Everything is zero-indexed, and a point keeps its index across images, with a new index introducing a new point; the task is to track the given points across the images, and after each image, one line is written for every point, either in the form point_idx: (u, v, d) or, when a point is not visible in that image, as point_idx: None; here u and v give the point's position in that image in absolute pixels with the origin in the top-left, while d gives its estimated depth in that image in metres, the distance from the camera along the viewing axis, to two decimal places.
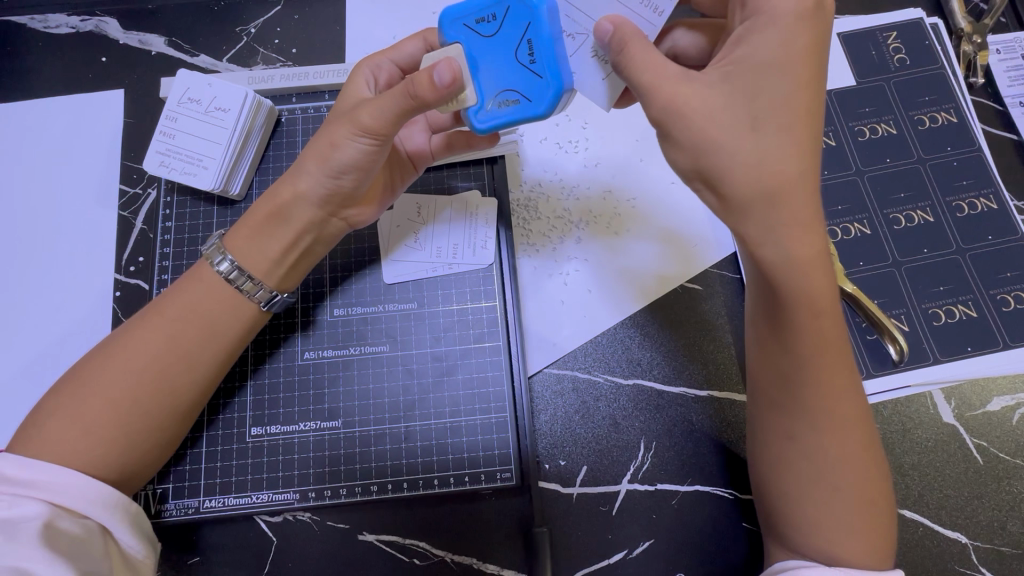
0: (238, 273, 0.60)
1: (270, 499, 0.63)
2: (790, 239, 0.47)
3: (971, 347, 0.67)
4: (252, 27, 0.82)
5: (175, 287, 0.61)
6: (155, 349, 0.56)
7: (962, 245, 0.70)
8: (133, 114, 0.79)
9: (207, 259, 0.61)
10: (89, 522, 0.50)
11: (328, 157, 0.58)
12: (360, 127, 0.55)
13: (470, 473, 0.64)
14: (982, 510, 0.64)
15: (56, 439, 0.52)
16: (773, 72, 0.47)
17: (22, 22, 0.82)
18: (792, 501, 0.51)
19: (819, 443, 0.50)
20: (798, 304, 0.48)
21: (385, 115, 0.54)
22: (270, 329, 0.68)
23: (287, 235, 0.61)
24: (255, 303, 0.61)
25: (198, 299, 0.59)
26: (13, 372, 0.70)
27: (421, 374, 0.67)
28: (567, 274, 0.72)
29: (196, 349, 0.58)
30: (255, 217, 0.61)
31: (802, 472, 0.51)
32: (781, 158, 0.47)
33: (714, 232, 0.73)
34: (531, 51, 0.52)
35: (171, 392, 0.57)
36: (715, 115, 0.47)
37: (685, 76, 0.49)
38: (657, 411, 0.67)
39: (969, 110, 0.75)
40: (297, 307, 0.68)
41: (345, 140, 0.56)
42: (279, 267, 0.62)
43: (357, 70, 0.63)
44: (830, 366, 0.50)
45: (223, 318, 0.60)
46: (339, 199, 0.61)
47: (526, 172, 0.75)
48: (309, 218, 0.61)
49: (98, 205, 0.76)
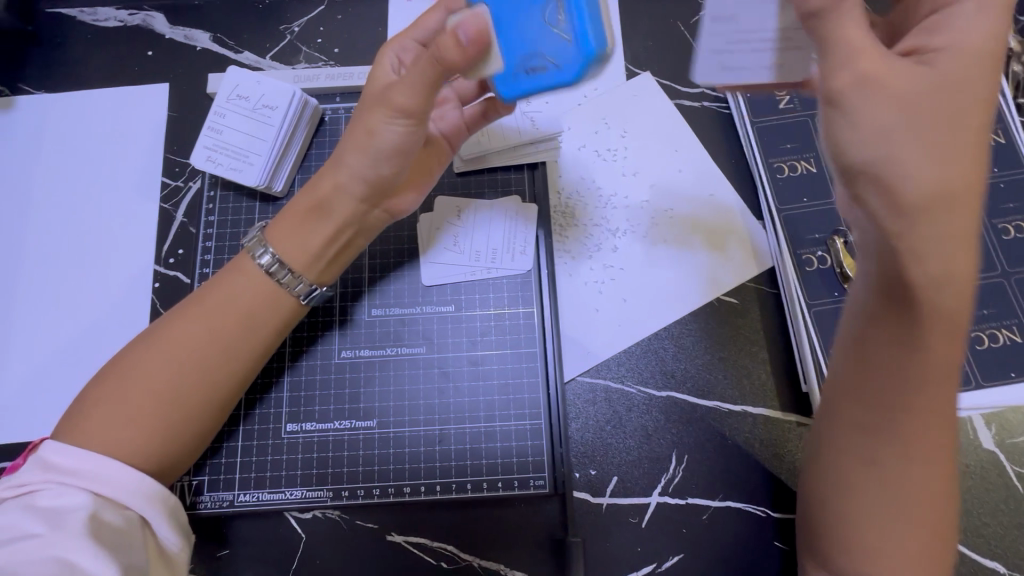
0: (279, 266, 0.61)
1: (303, 495, 0.63)
2: (945, 254, 0.44)
3: (1015, 372, 0.66)
4: (295, 26, 0.82)
5: (215, 281, 0.61)
6: (197, 339, 0.57)
7: (1007, 268, 0.69)
8: (177, 108, 0.80)
9: (248, 252, 0.62)
10: (129, 512, 0.51)
11: (368, 146, 0.59)
12: (396, 109, 0.57)
13: (504, 479, 0.64)
14: (1021, 539, 0.63)
15: (98, 426, 0.53)
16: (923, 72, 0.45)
17: (71, 15, 0.84)
18: (848, 523, 0.50)
19: (889, 463, 0.49)
20: (935, 319, 0.46)
21: (417, 92, 0.55)
22: (308, 325, 0.68)
23: (330, 228, 0.62)
24: (296, 296, 0.62)
25: (241, 292, 0.60)
26: (52, 358, 0.72)
27: (457, 377, 0.67)
28: (602, 283, 0.71)
29: (235, 339, 0.58)
30: (296, 209, 0.62)
31: (875, 491, 0.49)
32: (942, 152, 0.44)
33: (753, 246, 0.72)
34: (562, 12, 0.50)
35: (208, 380, 0.57)
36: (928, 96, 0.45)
37: (886, 54, 0.45)
38: (690, 424, 0.67)
39: (1018, 131, 0.74)
40: (336, 302, 0.69)
41: (381, 125, 0.58)
42: (319, 263, 0.62)
43: (383, 52, 0.63)
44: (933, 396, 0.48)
45: (261, 308, 0.60)
46: (378, 190, 0.62)
47: (565, 179, 0.75)
48: (350, 212, 0.62)
49: (141, 197, 0.77)
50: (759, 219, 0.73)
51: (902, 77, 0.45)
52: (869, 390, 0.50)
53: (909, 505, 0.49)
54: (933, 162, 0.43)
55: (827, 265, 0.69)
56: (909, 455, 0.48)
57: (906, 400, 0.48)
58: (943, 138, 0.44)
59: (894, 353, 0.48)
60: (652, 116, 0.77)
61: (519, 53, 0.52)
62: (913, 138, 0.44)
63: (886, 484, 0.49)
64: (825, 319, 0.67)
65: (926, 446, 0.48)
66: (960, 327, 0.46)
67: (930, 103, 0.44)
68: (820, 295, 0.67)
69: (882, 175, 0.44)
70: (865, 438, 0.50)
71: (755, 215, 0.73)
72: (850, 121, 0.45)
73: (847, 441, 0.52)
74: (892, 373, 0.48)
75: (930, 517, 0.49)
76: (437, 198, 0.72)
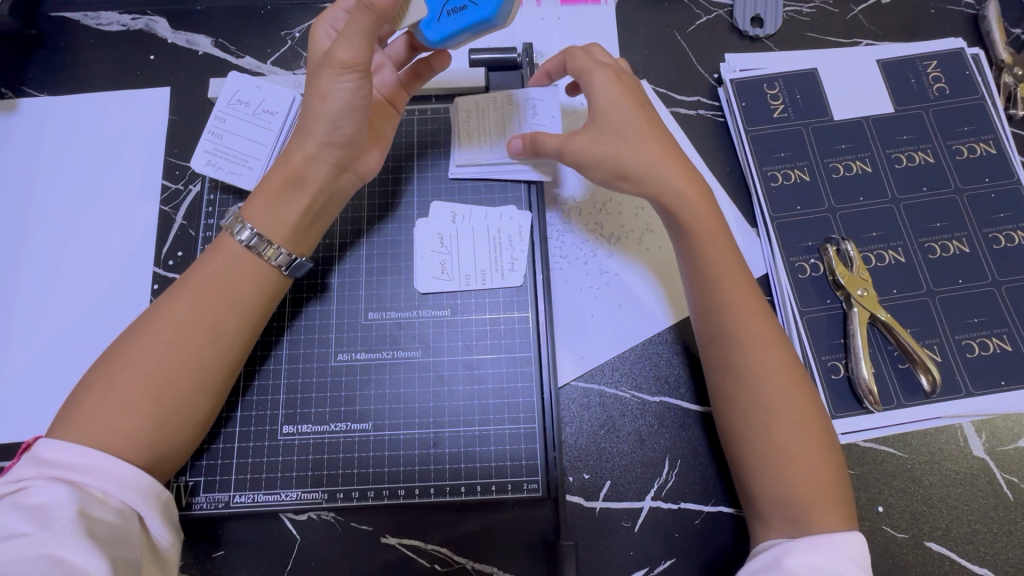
0: (260, 240, 0.61)
1: (297, 498, 0.64)
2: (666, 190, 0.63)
3: (1004, 381, 0.67)
4: (297, 31, 0.83)
5: (200, 261, 0.62)
6: (188, 326, 0.58)
7: (997, 277, 0.70)
8: (179, 112, 0.81)
9: (229, 231, 0.62)
10: (122, 507, 0.51)
11: (323, 110, 0.60)
12: (341, 66, 0.57)
13: (496, 482, 0.64)
14: (1010, 547, 0.64)
15: (92, 421, 0.53)
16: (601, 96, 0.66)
17: (75, 18, 0.85)
18: (755, 454, 0.55)
19: (747, 394, 0.56)
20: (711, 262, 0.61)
21: (355, 42, 0.56)
22: (287, 308, 0.69)
23: (305, 200, 0.63)
24: (276, 267, 0.62)
25: (225, 277, 0.60)
26: (49, 359, 0.72)
27: (452, 381, 0.67)
28: (597, 288, 0.72)
29: (225, 324, 0.59)
30: (272, 183, 0.63)
31: (757, 419, 0.55)
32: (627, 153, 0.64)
33: (747, 252, 0.73)
34: None
35: (200, 369, 0.58)
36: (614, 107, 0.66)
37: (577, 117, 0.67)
38: (683, 429, 0.67)
39: (1009, 141, 0.75)
40: (318, 279, 0.70)
41: (332, 86, 0.58)
42: (297, 231, 0.63)
43: (315, 26, 0.66)
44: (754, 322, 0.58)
45: (248, 292, 0.61)
46: (346, 151, 0.64)
47: (564, 186, 0.76)
48: (324, 176, 0.63)
49: (142, 199, 0.78)
50: (753, 227, 0.74)
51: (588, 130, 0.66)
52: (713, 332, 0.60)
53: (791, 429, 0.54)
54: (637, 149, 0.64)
55: (819, 273, 0.71)
56: (766, 381, 0.56)
57: (735, 335, 0.58)
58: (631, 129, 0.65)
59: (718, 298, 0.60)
60: None
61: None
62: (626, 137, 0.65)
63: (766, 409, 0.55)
64: (817, 326, 0.69)
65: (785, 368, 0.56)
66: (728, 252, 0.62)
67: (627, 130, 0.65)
68: (813, 303, 0.70)
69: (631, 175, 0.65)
70: (733, 375, 0.58)
71: (750, 222, 0.74)
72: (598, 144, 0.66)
73: (718, 381, 0.59)
74: (715, 291, 0.60)
75: (815, 448, 0.54)
76: (432, 205, 0.73)
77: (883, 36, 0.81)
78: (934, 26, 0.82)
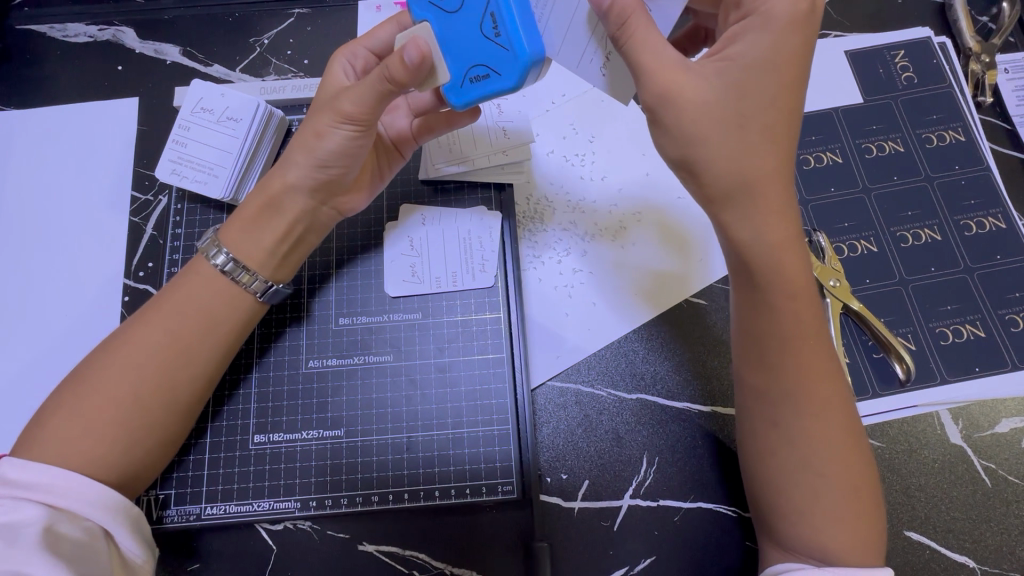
0: (234, 265, 0.61)
1: (271, 507, 0.63)
2: (769, 223, 0.51)
3: (979, 367, 0.67)
4: (265, 38, 0.83)
5: (175, 282, 0.61)
6: (159, 346, 0.57)
7: (969, 264, 0.70)
8: (147, 122, 0.80)
9: (203, 254, 0.62)
10: (89, 524, 0.50)
11: (315, 148, 0.59)
12: (343, 116, 0.57)
13: (471, 485, 0.63)
14: (990, 533, 0.64)
15: (59, 438, 0.52)
16: (690, 88, 0.51)
17: (41, 31, 0.84)
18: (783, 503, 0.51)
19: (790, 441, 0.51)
20: (773, 282, 0.52)
21: (364, 100, 0.56)
22: (275, 320, 0.68)
23: (282, 226, 0.62)
24: (251, 294, 0.62)
25: (198, 295, 0.60)
26: (16, 375, 0.71)
27: (425, 384, 0.67)
28: (571, 287, 0.72)
29: (197, 344, 0.59)
30: (244, 214, 0.62)
31: (786, 459, 0.51)
32: (696, 156, 0.51)
33: (720, 247, 0.73)
34: (496, 24, 0.52)
35: (172, 387, 0.57)
36: (703, 112, 0.51)
37: (681, 64, 0.51)
38: (660, 426, 0.67)
39: (977, 129, 0.75)
40: (300, 310, 0.69)
41: (329, 129, 0.58)
42: (273, 257, 0.63)
43: (333, 59, 0.64)
44: (806, 358, 0.51)
45: (223, 312, 0.60)
46: (327, 189, 0.63)
47: (537, 187, 0.75)
48: (302, 209, 0.62)
49: (111, 211, 0.77)
50: None
51: (690, 88, 0.51)
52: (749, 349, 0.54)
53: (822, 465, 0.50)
54: (745, 151, 0.51)
55: None
56: (815, 430, 0.51)
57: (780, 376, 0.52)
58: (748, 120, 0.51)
59: (762, 321, 0.53)
60: (621, 121, 0.78)
61: (461, 63, 0.54)
62: (722, 126, 0.50)
63: (803, 458, 0.51)
64: None
65: (827, 400, 0.51)
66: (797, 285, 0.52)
67: (741, 108, 0.50)
68: None
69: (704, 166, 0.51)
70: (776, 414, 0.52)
71: None
72: (673, 121, 0.51)
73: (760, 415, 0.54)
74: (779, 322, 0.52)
75: (853, 496, 0.50)
76: (400, 207, 0.73)
77: (852, 27, 0.81)
78: (902, 14, 0.81)
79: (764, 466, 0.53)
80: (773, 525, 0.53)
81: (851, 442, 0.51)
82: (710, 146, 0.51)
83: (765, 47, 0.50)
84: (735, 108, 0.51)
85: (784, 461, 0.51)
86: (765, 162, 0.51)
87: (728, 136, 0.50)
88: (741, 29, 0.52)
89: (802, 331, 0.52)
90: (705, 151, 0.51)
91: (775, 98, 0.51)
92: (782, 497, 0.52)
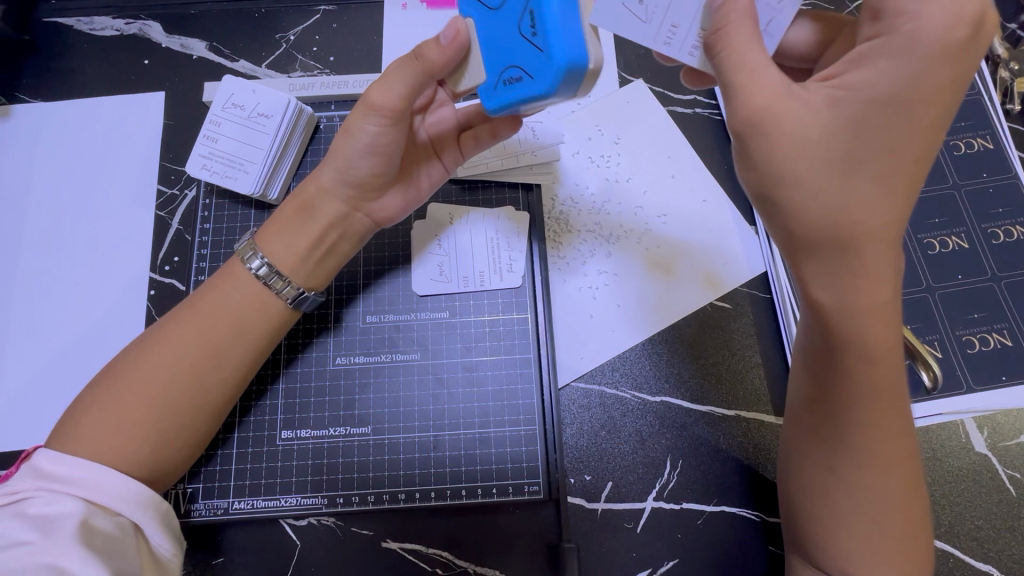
0: (269, 270, 0.61)
1: (297, 503, 0.63)
2: (881, 271, 0.47)
3: (1006, 376, 0.66)
4: (291, 34, 0.83)
5: (207, 286, 0.62)
6: (190, 350, 0.57)
7: (997, 273, 0.70)
8: (173, 116, 0.81)
9: (239, 257, 0.62)
10: (122, 519, 0.51)
11: (345, 145, 0.60)
12: (371, 108, 0.57)
13: (497, 485, 0.64)
14: (1016, 543, 0.63)
15: (93, 434, 0.53)
16: (804, 109, 0.46)
17: (68, 24, 0.84)
18: (818, 534, 0.52)
19: (843, 490, 0.51)
20: (857, 346, 0.48)
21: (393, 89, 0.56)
22: (303, 326, 0.68)
23: (315, 231, 0.63)
24: (283, 300, 0.62)
25: (231, 295, 0.60)
26: (43, 367, 0.71)
27: (451, 383, 0.67)
28: (595, 288, 0.72)
29: (227, 347, 0.59)
30: (284, 213, 0.63)
31: (842, 505, 0.51)
32: (802, 181, 0.46)
33: (745, 251, 0.73)
34: (534, 21, 0.46)
35: (203, 390, 0.57)
36: (806, 139, 0.46)
37: (787, 88, 0.46)
38: (684, 428, 0.67)
39: (1006, 137, 0.75)
40: (329, 309, 0.69)
41: (358, 125, 0.59)
42: (306, 263, 0.63)
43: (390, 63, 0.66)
44: (879, 410, 0.49)
45: (253, 313, 0.60)
46: (361, 189, 0.63)
47: (563, 190, 0.75)
48: (335, 211, 0.63)
49: (138, 206, 0.77)
50: (752, 225, 0.74)
51: (829, 97, 0.46)
52: (816, 399, 0.53)
53: (871, 508, 0.50)
54: (857, 182, 0.46)
55: None
56: (866, 476, 0.50)
57: (842, 423, 0.50)
58: (859, 152, 0.45)
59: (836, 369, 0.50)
60: (647, 124, 0.78)
61: (503, 65, 0.51)
62: (845, 167, 0.46)
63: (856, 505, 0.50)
64: None
65: (893, 457, 0.50)
66: (890, 344, 0.48)
67: (852, 150, 0.45)
68: None
69: (829, 195, 0.46)
70: (838, 460, 0.51)
71: (749, 222, 0.74)
72: (785, 140, 0.46)
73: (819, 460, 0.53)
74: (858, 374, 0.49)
75: (903, 537, 0.50)
76: (429, 206, 0.72)
77: None
78: None
79: (813, 502, 0.53)
80: (809, 545, 0.53)
81: (914, 491, 0.50)
82: (816, 172, 0.46)
83: (904, 65, 0.44)
84: (844, 140, 0.46)
85: (830, 492, 0.52)
86: (878, 199, 0.46)
87: (847, 152, 0.45)
88: (872, 49, 0.45)
89: (886, 385, 0.49)
90: (810, 176, 0.46)
91: (900, 127, 0.45)
92: (818, 527, 0.52)
